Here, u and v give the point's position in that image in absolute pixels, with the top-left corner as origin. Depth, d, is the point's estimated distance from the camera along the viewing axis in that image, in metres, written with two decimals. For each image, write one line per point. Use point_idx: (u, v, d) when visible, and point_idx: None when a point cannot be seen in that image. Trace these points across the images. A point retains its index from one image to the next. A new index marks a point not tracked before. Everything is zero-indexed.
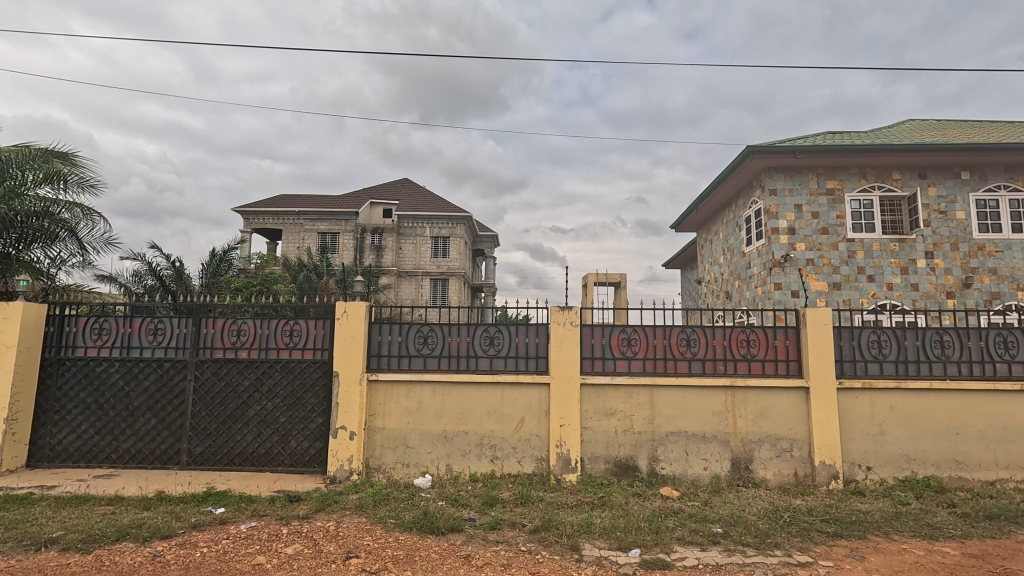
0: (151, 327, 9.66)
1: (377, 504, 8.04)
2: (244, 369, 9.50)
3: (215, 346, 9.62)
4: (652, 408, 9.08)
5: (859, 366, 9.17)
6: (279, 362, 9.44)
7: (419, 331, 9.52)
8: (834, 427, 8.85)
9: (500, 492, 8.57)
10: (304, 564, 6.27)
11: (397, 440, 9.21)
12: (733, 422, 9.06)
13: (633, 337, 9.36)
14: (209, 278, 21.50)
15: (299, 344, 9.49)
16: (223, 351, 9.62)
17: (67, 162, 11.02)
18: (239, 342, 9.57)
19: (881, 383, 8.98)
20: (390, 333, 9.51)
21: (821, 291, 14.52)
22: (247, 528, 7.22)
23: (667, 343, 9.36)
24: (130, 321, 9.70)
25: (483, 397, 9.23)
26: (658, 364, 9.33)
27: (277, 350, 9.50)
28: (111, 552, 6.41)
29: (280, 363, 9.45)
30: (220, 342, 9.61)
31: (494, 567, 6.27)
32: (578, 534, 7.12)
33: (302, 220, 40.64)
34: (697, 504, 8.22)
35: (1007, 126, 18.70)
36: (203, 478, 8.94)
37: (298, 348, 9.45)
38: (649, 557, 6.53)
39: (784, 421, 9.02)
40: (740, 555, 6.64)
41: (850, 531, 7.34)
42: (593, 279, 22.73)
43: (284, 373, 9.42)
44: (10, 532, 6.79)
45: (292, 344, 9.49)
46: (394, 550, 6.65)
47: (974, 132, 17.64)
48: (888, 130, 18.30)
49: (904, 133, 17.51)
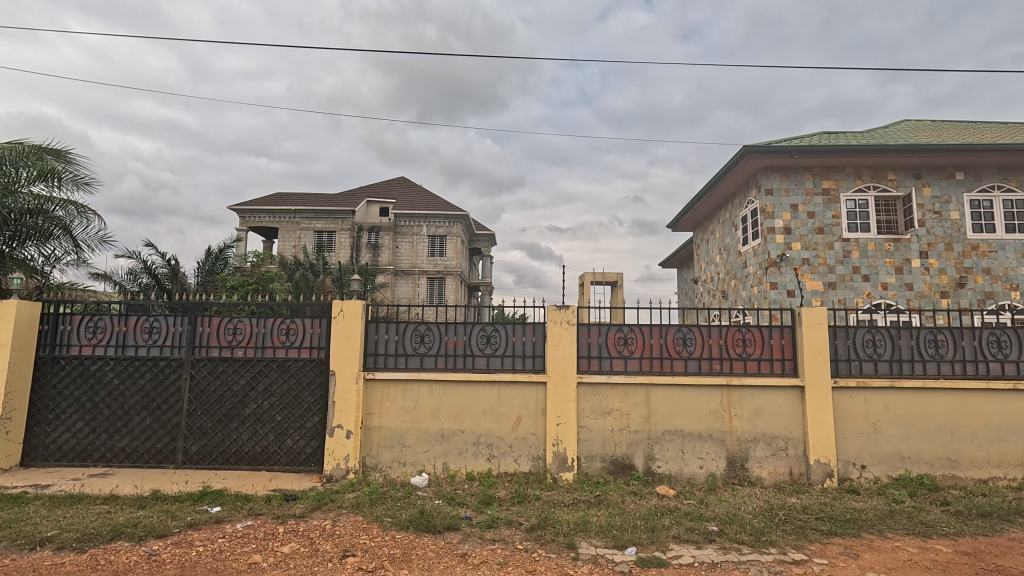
0: (236, 325, 9.27)
1: (497, 505, 7.77)
2: (334, 370, 9.11)
3: (304, 346, 9.23)
4: (763, 407, 8.80)
5: (956, 367, 8.91)
6: (370, 363, 9.06)
7: (523, 331, 9.15)
8: (959, 428, 8.58)
9: (616, 493, 8.31)
10: (460, 565, 5.99)
11: (503, 440, 8.90)
12: (851, 423, 8.75)
13: (747, 335, 9.02)
14: (204, 277, 21.05)
15: (394, 344, 9.13)
16: (311, 351, 9.21)
17: (61, 159, 10.38)
18: (330, 341, 9.18)
19: (998, 384, 8.75)
20: (494, 333, 9.11)
21: (887, 291, 14.20)
22: (377, 530, 6.91)
23: (786, 344, 8.99)
24: (212, 319, 9.31)
25: (593, 397, 8.88)
26: (759, 363, 8.98)
27: (370, 350, 9.12)
28: (255, 553, 6.13)
29: (371, 364, 9.07)
30: (309, 342, 9.20)
31: (656, 569, 6.01)
32: (723, 534, 6.87)
33: (297, 218, 40.19)
34: (821, 504, 7.98)
35: (1009, 126, 18.58)
36: (306, 479, 8.63)
37: (393, 348, 9.09)
38: (809, 558, 6.29)
39: (903, 421, 8.77)
40: (899, 555, 6.40)
41: (999, 530, 7.12)
42: (620, 280, 21.87)
43: (377, 374, 9.03)
44: (140, 532, 6.50)
45: (387, 344, 9.13)
46: (542, 551, 6.38)
47: (996, 132, 17.46)
48: (917, 130, 18.11)
49: (938, 133, 17.37)
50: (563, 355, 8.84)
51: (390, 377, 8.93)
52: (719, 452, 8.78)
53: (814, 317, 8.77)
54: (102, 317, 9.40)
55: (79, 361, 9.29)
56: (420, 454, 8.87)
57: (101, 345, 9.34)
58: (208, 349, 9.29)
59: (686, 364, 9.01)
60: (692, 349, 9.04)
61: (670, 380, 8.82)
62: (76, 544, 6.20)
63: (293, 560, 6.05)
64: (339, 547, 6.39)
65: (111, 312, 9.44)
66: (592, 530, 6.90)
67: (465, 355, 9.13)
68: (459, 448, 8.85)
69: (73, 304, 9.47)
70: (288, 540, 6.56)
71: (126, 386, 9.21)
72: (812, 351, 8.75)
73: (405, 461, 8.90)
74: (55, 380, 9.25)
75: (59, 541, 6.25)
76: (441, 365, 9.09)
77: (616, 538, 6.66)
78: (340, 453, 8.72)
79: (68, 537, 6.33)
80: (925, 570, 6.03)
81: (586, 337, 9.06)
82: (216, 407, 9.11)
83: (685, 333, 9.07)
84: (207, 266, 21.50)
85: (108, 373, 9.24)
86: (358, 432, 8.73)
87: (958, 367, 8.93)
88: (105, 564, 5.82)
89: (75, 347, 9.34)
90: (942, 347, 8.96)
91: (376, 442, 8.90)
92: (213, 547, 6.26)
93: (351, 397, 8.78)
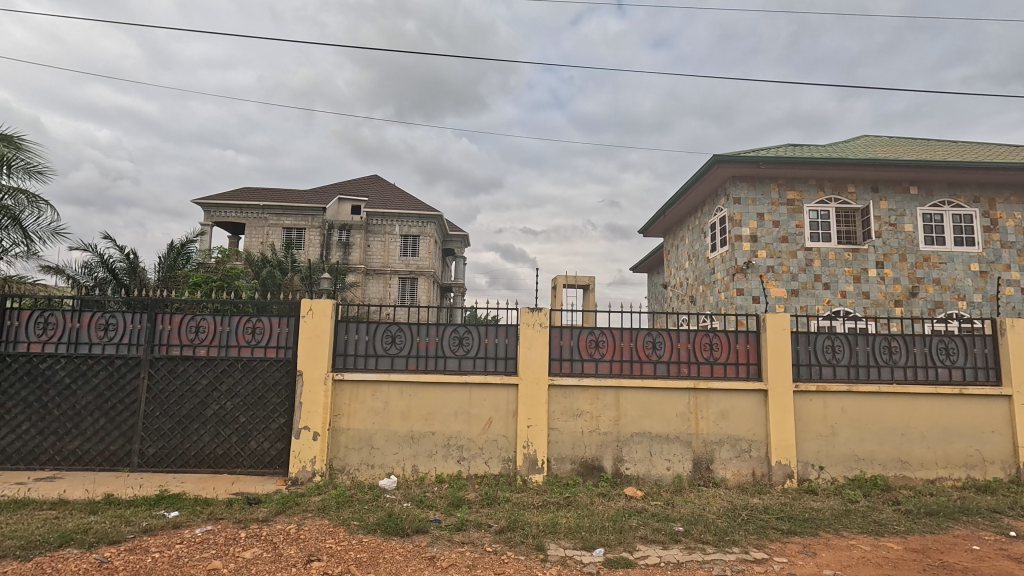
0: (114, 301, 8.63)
1: (343, 506, 5.04)
2: (41, 366, 5.95)
3: (53, 338, 6.00)
4: (731, 407, 6.05)
5: (904, 372, 6.28)
6: (112, 361, 5.96)
7: (495, 332, 6.12)
8: (914, 436, 6.13)
9: (463, 493, 5.49)
10: (263, 570, 3.75)
11: (352, 443, 5.87)
12: (798, 440, 6.03)
13: (713, 335, 6.20)
14: (161, 272, 13.09)
15: (196, 339, 6.05)
16: (64, 342, 5.99)
17: None
18: (102, 336, 6.02)
19: (949, 389, 6.16)
20: (476, 333, 6.13)
21: (780, 298, 9.77)
22: (27, 524, 4.33)
23: (747, 349, 6.20)
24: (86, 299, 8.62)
25: (437, 399, 5.94)
26: (720, 368, 6.17)
27: (163, 347, 6.02)
28: (51, 560, 3.77)
29: (19, 357, 5.95)
30: (64, 330, 6.01)
31: (625, 572, 3.92)
32: (540, 533, 4.47)
33: (266, 212, 29.38)
34: (657, 504, 5.36)
35: None
36: (159, 480, 5.59)
37: (193, 344, 6.03)
38: (610, 554, 4.14)
39: (862, 428, 6.11)
40: (695, 553, 4.23)
41: (947, 526, 4.98)
42: (561, 281, 13.89)
43: (125, 377, 5.95)
44: (91, 537, 4.05)
45: (192, 341, 6.04)
46: (353, 552, 4.07)
47: None
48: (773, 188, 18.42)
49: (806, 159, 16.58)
50: (539, 356, 5.95)
51: (359, 377, 5.89)
52: (682, 450, 5.98)
53: (777, 318, 6.07)
54: (50, 311, 6.03)
55: (26, 363, 5.95)
56: (394, 456, 5.87)
57: (52, 343, 5.99)
58: (168, 347, 6.03)
59: (650, 369, 6.15)
60: (660, 351, 6.19)
61: (638, 385, 6.01)
62: (20, 552, 3.82)
63: (256, 566, 3.81)
64: (308, 552, 4.04)
65: (61, 307, 6.07)
66: (563, 529, 4.54)
67: (435, 355, 6.08)
68: (436, 449, 5.89)
69: (22, 295, 6.08)
70: (251, 546, 4.14)
71: (77, 386, 5.92)
72: (773, 356, 6.04)
73: (391, 465, 5.86)
74: (2, 380, 5.92)
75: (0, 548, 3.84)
76: (415, 366, 6.05)
77: (588, 537, 4.38)
78: (304, 456, 5.71)
79: (15, 543, 3.90)
80: (879, 566, 4.09)
81: (557, 340, 6.12)
82: (174, 408, 5.93)
83: (652, 335, 6.20)
84: (166, 261, 13.28)
85: (57, 373, 5.95)
86: (323, 434, 5.75)
87: (908, 373, 6.28)
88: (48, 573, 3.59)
89: (18, 344, 5.98)
90: (894, 354, 6.29)
91: (347, 445, 5.86)
92: (178, 554, 3.93)
93: (318, 398, 5.78)
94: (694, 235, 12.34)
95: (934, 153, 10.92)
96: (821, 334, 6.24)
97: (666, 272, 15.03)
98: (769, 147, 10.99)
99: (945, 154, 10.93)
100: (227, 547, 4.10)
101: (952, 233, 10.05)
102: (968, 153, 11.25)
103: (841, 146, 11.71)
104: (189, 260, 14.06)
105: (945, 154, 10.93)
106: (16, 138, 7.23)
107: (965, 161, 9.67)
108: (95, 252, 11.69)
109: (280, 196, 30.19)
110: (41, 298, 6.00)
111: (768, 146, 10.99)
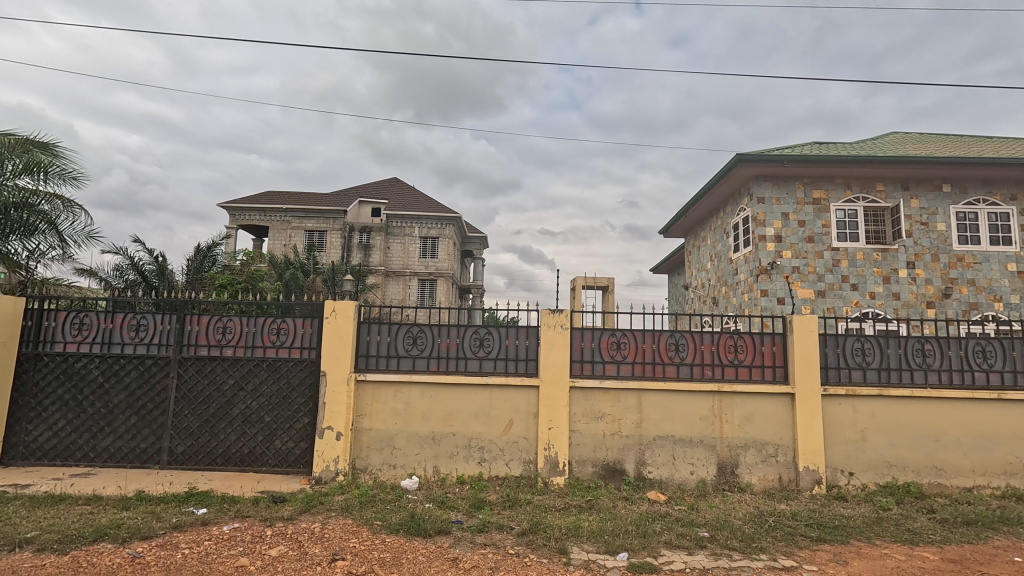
0: None
1: (366, 506, 5.08)
2: (76, 365, 6.14)
3: (86, 338, 6.19)
4: (756, 411, 5.93)
5: (938, 376, 6.07)
6: (143, 361, 6.13)
7: (515, 334, 6.11)
8: (948, 442, 5.92)
9: (484, 495, 5.48)
10: (288, 568, 3.80)
11: (374, 443, 5.92)
12: (827, 445, 5.88)
13: (738, 337, 6.09)
14: (188, 275, 13.43)
15: (222, 340, 6.17)
16: (99, 342, 6.18)
17: None
18: (134, 336, 6.19)
19: (986, 393, 5.94)
20: (497, 335, 6.12)
21: (806, 300, 9.56)
22: (62, 519, 4.46)
23: (773, 352, 6.07)
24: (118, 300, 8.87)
25: (458, 400, 5.95)
26: (745, 371, 6.05)
27: (190, 347, 6.16)
28: (86, 554, 3.88)
29: (55, 356, 6.15)
30: (98, 330, 6.20)
31: None
32: (562, 536, 4.45)
33: (289, 216, 29.94)
34: (681, 508, 5.28)
35: None
36: (187, 478, 5.72)
37: (219, 345, 6.16)
38: (634, 559, 4.09)
39: (893, 434, 5.92)
40: (721, 559, 4.15)
41: (987, 536, 4.79)
42: (580, 282, 13.81)
43: (155, 376, 6.11)
44: (124, 532, 4.17)
45: (218, 342, 6.17)
46: (377, 552, 4.10)
47: None
48: None
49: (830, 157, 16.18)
50: (560, 359, 5.92)
51: (381, 378, 5.94)
52: (706, 454, 5.89)
53: (804, 320, 5.93)
54: (85, 312, 6.23)
55: (62, 362, 6.15)
56: (415, 457, 5.91)
57: (86, 344, 6.18)
58: (196, 348, 6.17)
59: (673, 371, 6.06)
60: (683, 353, 6.09)
61: (660, 388, 5.94)
62: (58, 546, 3.95)
63: (281, 564, 3.86)
64: (332, 551, 4.08)
65: (95, 309, 6.27)
66: (585, 533, 4.50)
67: (456, 356, 6.10)
68: (457, 450, 5.90)
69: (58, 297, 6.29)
70: (277, 544, 4.20)
71: (110, 385, 6.10)
72: (800, 358, 5.90)
73: (412, 465, 5.90)
74: (39, 379, 6.13)
75: (39, 542, 3.98)
76: (436, 367, 6.08)
77: (611, 541, 4.34)
78: (327, 456, 5.78)
79: (52, 537, 4.04)
80: None
81: (578, 342, 6.08)
82: (201, 407, 6.07)
83: (675, 337, 6.11)
84: (193, 263, 13.62)
85: (91, 372, 6.13)
86: (346, 434, 5.81)
87: (942, 377, 6.07)
88: (84, 566, 3.70)
89: (54, 344, 6.19)
90: (928, 357, 6.08)
91: (369, 445, 5.92)
92: (206, 550, 4.01)
93: (341, 398, 5.85)
94: (716, 235, 12.16)
95: (968, 150, 10.56)
96: (850, 336, 6.07)
97: (688, 273, 14.79)
98: (793, 144, 10.78)
99: (979, 150, 10.57)
100: (253, 544, 4.17)
101: (988, 232, 9.70)
102: (1004, 149, 10.86)
103: (869, 144, 11.42)
104: (215, 263, 14.37)
105: (979, 150, 10.57)
106: (53, 145, 7.49)
107: (1001, 158, 9.33)
108: (125, 255, 12.05)
109: (303, 200, 30.74)
110: (77, 299, 6.20)
111: (793, 145, 10.78)
